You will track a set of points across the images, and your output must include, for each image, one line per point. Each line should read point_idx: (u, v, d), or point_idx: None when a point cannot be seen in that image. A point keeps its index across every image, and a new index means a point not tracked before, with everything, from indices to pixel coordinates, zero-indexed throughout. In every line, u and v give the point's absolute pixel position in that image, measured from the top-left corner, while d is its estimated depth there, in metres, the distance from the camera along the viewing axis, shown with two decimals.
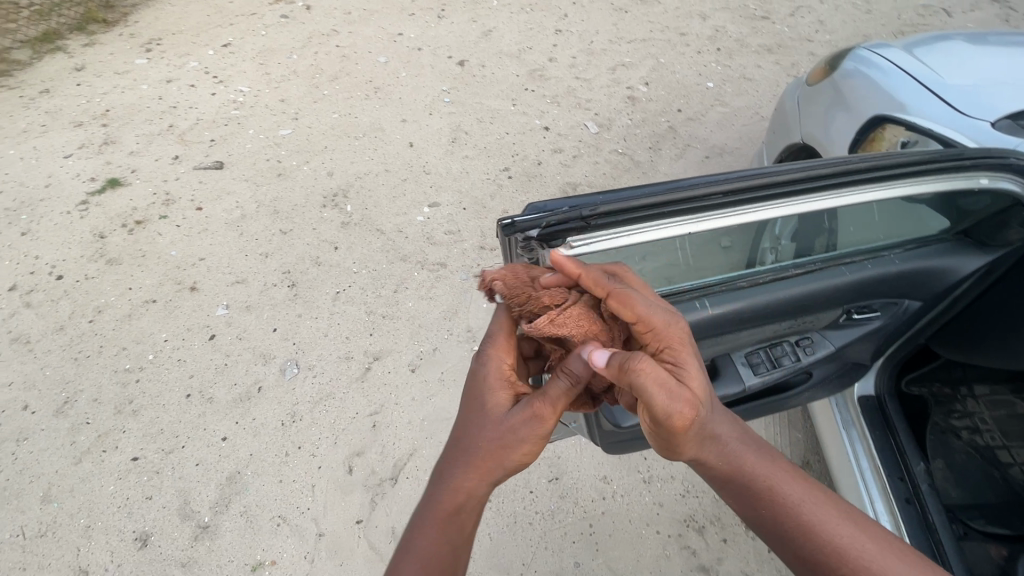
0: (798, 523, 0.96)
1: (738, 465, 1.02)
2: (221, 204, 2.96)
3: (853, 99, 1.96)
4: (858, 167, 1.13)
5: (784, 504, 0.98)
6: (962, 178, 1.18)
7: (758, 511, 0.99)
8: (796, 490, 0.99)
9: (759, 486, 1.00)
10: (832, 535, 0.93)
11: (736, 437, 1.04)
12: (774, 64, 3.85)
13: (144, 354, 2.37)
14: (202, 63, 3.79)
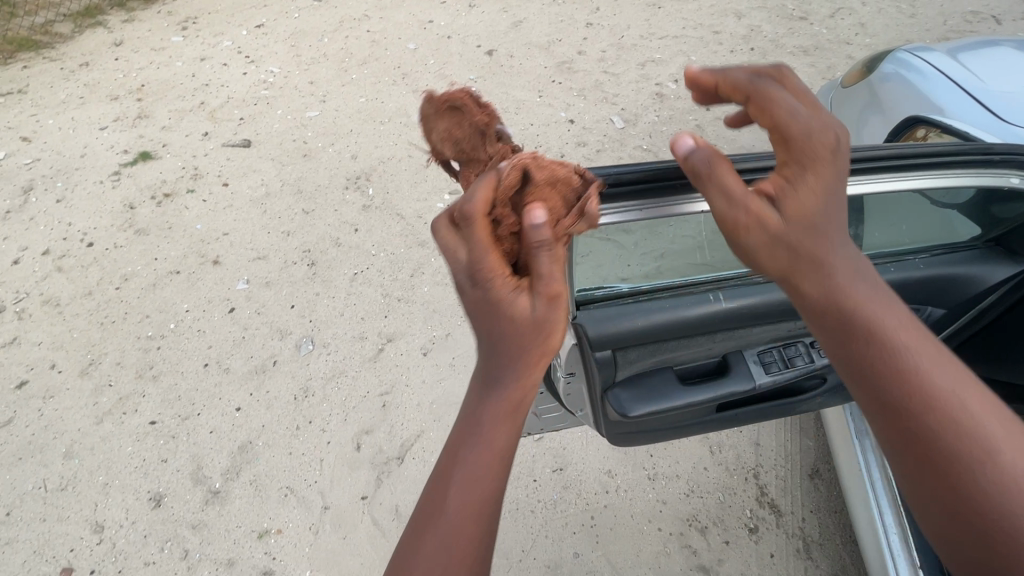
0: (953, 425, 0.71)
1: (887, 335, 0.76)
2: (247, 181, 3.02)
3: (889, 103, 1.90)
4: (885, 152, 1.06)
5: (943, 400, 0.72)
6: (993, 175, 1.11)
7: (894, 396, 0.74)
8: (936, 376, 0.74)
9: (881, 351, 0.76)
10: (1004, 459, 0.69)
11: (884, 301, 0.78)
12: (809, 66, 3.75)
13: (167, 323, 2.45)
14: (235, 43, 3.86)
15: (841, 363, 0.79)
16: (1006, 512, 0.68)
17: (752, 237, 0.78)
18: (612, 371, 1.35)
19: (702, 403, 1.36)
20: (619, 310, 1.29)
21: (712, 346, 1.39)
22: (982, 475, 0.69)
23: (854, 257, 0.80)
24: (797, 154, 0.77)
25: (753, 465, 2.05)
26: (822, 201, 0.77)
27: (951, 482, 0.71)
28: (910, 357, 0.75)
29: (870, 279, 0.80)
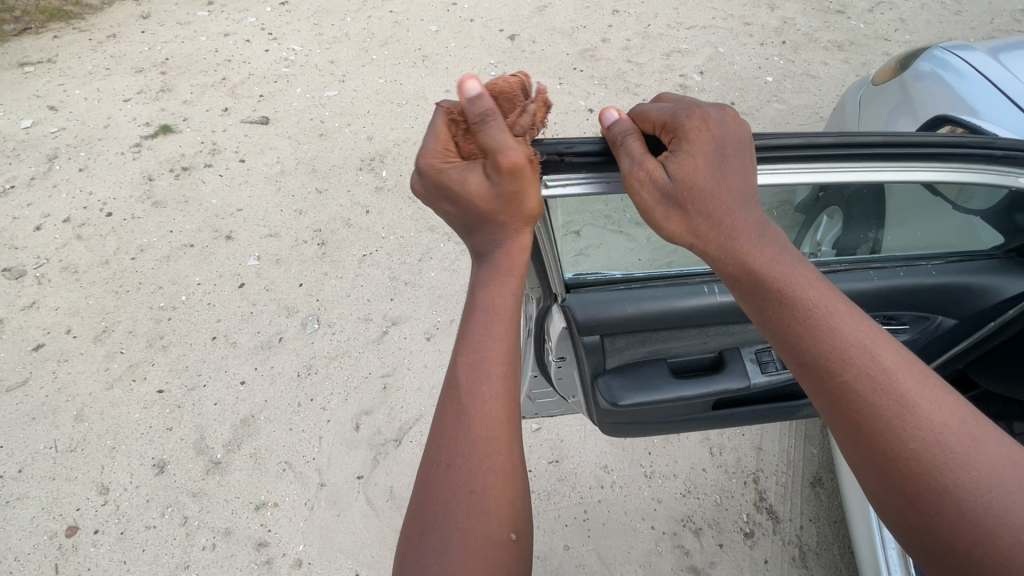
0: (872, 382, 0.68)
1: (801, 292, 0.74)
2: (263, 158, 3.04)
3: (920, 103, 1.81)
4: (889, 137, 0.95)
5: (860, 355, 0.69)
6: (1003, 175, 1.03)
7: (812, 356, 0.71)
8: (854, 328, 0.71)
9: (803, 311, 0.73)
10: (926, 416, 0.65)
11: (798, 261, 0.76)
12: (842, 62, 3.61)
13: (178, 295, 2.49)
14: (259, 19, 3.86)
15: (760, 324, 0.77)
16: (935, 472, 0.63)
17: (646, 196, 0.78)
18: (601, 358, 1.33)
19: (690, 397, 1.35)
20: (611, 297, 1.26)
21: (708, 341, 1.36)
22: (906, 432, 0.65)
23: (763, 218, 0.79)
24: (687, 121, 0.78)
25: (753, 469, 2.01)
26: (721, 161, 0.78)
27: (873, 443, 0.67)
28: (826, 315, 0.72)
29: (784, 241, 0.78)
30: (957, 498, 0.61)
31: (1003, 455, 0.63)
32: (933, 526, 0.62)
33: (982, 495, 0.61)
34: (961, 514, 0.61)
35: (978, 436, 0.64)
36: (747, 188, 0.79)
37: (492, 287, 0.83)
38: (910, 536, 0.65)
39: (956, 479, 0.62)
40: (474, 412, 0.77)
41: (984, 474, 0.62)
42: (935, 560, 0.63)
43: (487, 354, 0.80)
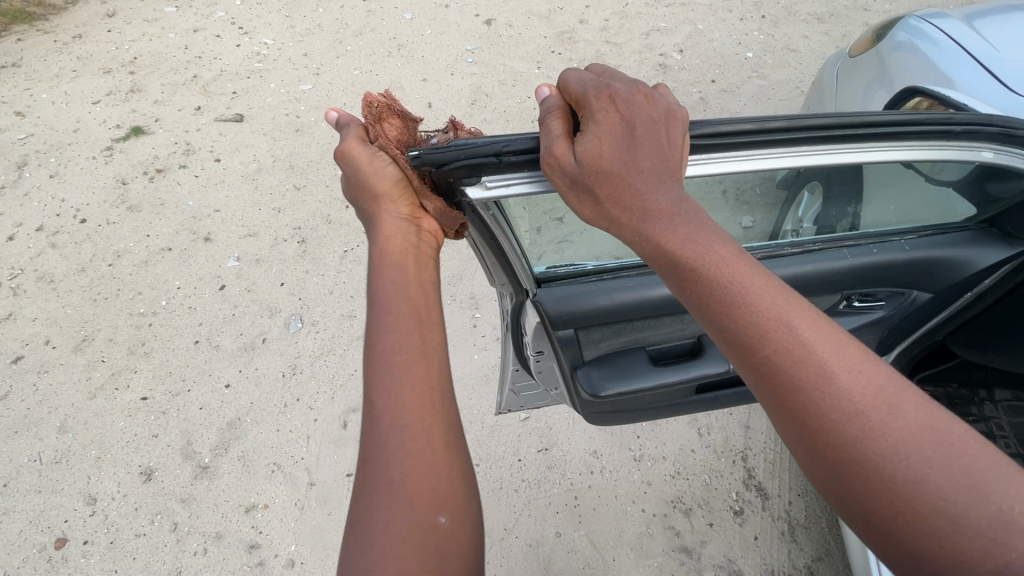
0: (794, 356, 0.68)
1: (716, 265, 0.73)
2: (239, 157, 2.98)
3: (895, 73, 1.79)
4: (838, 118, 0.92)
5: (774, 328, 0.69)
6: (964, 149, 1.00)
7: (730, 332, 0.72)
8: (767, 301, 0.71)
9: (718, 286, 0.72)
10: (844, 384, 0.66)
11: (712, 232, 0.76)
12: (822, 34, 3.57)
13: (158, 300, 2.45)
14: (229, 13, 3.76)
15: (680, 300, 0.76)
16: (855, 441, 0.64)
17: (556, 179, 0.80)
18: (578, 351, 1.33)
19: (672, 384, 1.36)
20: (583, 290, 1.25)
21: (685, 326, 1.36)
22: (828, 407, 0.65)
23: (678, 193, 0.78)
24: (597, 104, 0.82)
25: (742, 448, 2.02)
26: (631, 142, 0.79)
27: (796, 415, 0.67)
28: (741, 290, 0.72)
29: (699, 213, 0.78)
30: (878, 467, 0.62)
31: (926, 420, 0.64)
32: (859, 494, 0.63)
33: (901, 460, 0.62)
34: (891, 488, 0.62)
35: (899, 403, 0.65)
36: (657, 163, 0.79)
37: (400, 269, 0.85)
38: (836, 502, 0.66)
39: (877, 447, 0.63)
40: (395, 394, 0.74)
41: (904, 442, 0.63)
42: (863, 521, 0.64)
43: (404, 333, 0.79)
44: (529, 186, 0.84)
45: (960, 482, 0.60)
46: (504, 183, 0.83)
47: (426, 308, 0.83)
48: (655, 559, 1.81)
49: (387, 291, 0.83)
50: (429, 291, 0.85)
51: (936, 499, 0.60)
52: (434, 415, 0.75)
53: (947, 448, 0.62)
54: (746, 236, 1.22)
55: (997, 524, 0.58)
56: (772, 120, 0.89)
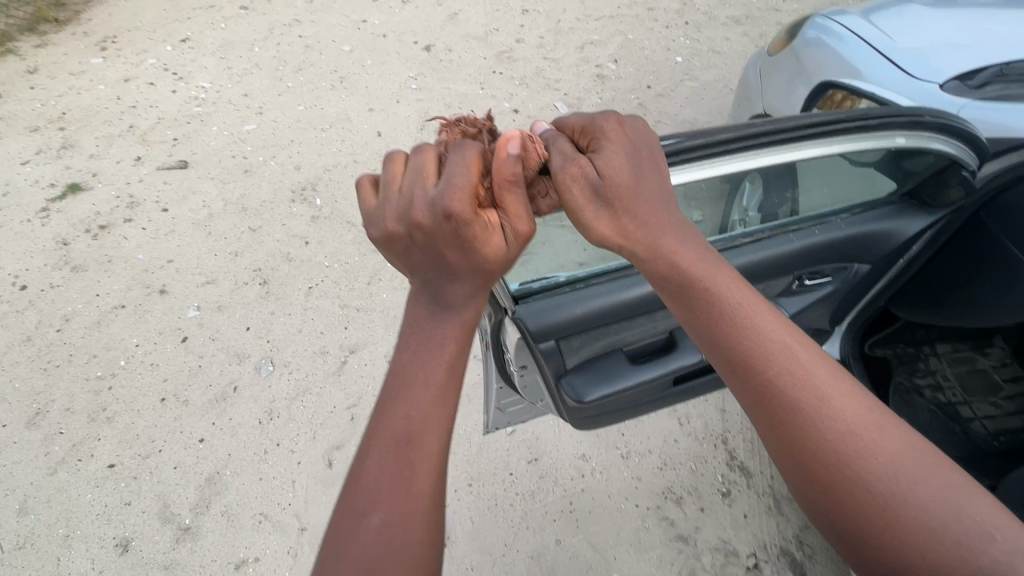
0: (790, 378, 0.80)
1: (725, 296, 0.85)
2: (187, 204, 2.90)
3: (810, 68, 1.95)
4: (759, 128, 1.04)
5: (775, 350, 0.82)
6: (879, 137, 1.10)
7: (739, 360, 0.82)
8: (770, 328, 0.84)
9: (722, 310, 0.85)
10: (836, 403, 0.79)
11: (717, 268, 0.88)
12: (742, 36, 3.82)
13: (115, 361, 2.35)
14: (160, 60, 3.68)
15: (692, 332, 0.88)
16: (851, 459, 0.75)
17: (545, 205, 0.92)
18: (560, 360, 1.35)
19: (651, 379, 1.44)
20: (558, 300, 1.27)
21: (656, 323, 1.40)
22: (818, 422, 0.78)
23: (684, 228, 0.90)
24: (604, 123, 0.88)
25: (721, 432, 2.10)
26: (637, 165, 0.87)
27: (799, 436, 0.78)
28: (745, 317, 0.84)
29: (710, 256, 0.89)
30: (869, 483, 0.74)
31: (897, 438, 0.77)
32: (850, 510, 0.75)
33: (889, 476, 0.74)
34: (871, 498, 0.74)
35: (878, 421, 0.78)
36: (668, 206, 0.89)
37: (449, 340, 0.87)
38: (825, 518, 0.78)
39: (869, 464, 0.75)
40: (417, 465, 0.80)
41: (883, 458, 0.75)
42: (845, 524, 0.75)
43: (440, 410, 0.84)
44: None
45: (939, 499, 0.72)
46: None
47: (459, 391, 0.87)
48: (654, 551, 1.86)
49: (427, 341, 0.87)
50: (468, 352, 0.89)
51: (919, 512, 0.72)
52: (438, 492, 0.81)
53: (925, 467, 0.75)
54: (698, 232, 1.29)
55: (974, 535, 0.70)
56: (708, 133, 1.02)
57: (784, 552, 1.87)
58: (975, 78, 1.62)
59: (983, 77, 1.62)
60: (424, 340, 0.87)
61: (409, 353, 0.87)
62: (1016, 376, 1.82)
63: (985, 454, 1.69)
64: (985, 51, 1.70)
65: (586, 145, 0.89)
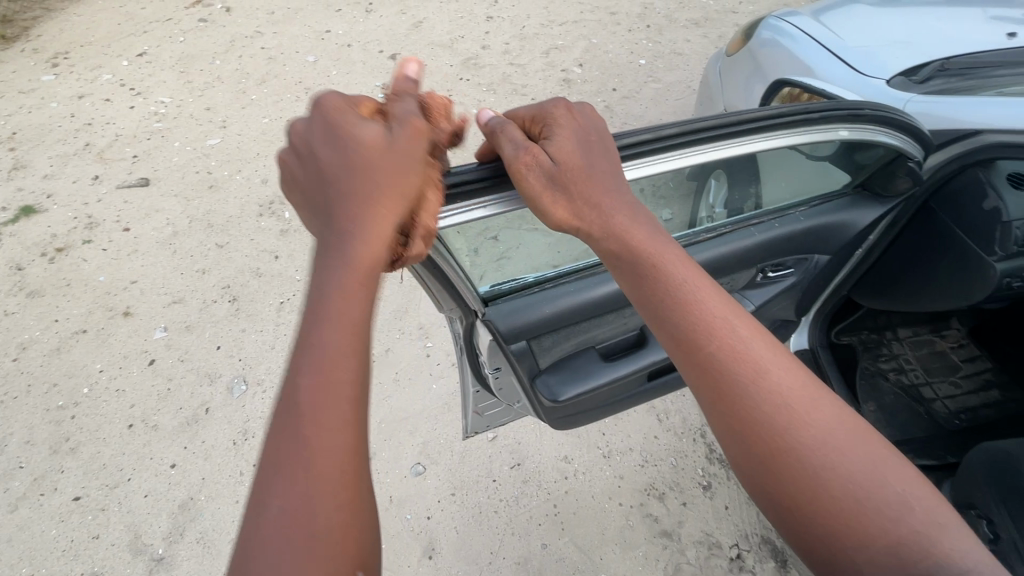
0: (734, 351, 0.82)
1: (672, 273, 0.86)
2: (150, 223, 2.81)
3: (766, 67, 2.01)
4: (710, 123, 1.07)
5: (720, 325, 0.83)
6: (824, 130, 1.14)
7: (682, 332, 0.84)
8: (716, 303, 0.85)
9: (669, 285, 0.86)
10: (776, 377, 0.80)
11: (667, 247, 0.89)
12: (702, 37, 3.91)
13: (78, 389, 2.25)
14: (116, 75, 3.57)
15: (639, 307, 0.89)
16: (786, 432, 0.77)
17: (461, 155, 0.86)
18: (533, 361, 1.37)
19: (625, 376, 1.45)
20: (529, 301, 1.28)
21: (627, 321, 1.42)
22: (759, 394, 0.79)
23: (633, 210, 0.90)
24: (554, 111, 0.92)
25: (699, 425, 2.13)
26: (588, 149, 0.90)
27: (738, 408, 0.79)
28: (692, 292, 0.85)
29: (660, 235, 0.90)
30: (802, 456, 0.75)
31: (832, 415, 0.79)
32: (784, 482, 0.76)
33: (822, 450, 0.75)
34: (804, 469, 0.75)
35: (815, 398, 0.80)
36: (616, 191, 0.91)
37: (345, 293, 0.73)
38: (759, 489, 0.79)
39: (805, 438, 0.76)
40: (321, 439, 0.69)
41: (818, 433, 0.77)
42: (780, 496, 0.76)
43: (341, 377, 0.71)
44: (480, 212, 0.92)
45: (868, 474, 0.74)
46: (444, 215, 0.90)
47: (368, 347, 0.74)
48: (639, 548, 1.87)
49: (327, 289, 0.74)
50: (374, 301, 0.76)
51: (848, 486, 0.73)
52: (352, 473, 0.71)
53: (857, 444, 0.77)
54: (668, 229, 1.32)
55: (896, 508, 0.72)
56: (663, 130, 1.05)
57: (765, 540, 1.90)
58: (919, 74, 1.69)
59: (926, 72, 1.69)
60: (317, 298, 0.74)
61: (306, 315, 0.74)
62: (971, 358, 1.93)
63: (948, 432, 1.77)
64: (927, 48, 1.78)
65: (538, 132, 0.92)
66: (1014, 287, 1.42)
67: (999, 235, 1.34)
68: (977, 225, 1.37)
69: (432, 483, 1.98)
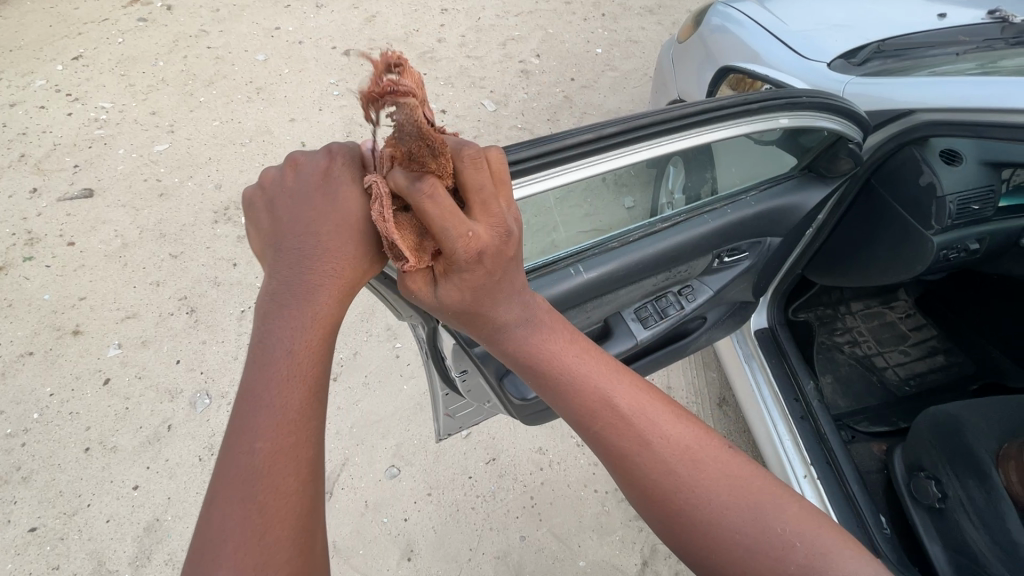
0: (618, 430, 0.84)
1: (554, 365, 0.88)
2: (97, 235, 2.68)
3: (715, 53, 2.05)
4: (651, 119, 1.08)
5: (604, 407, 0.85)
6: (762, 120, 1.16)
7: (573, 417, 0.87)
8: (597, 384, 0.87)
9: (552, 376, 0.88)
10: (661, 446, 0.83)
11: (552, 337, 0.90)
12: (656, 24, 3.94)
13: (28, 415, 2.14)
14: (51, 80, 3.37)
15: (535, 388, 0.91)
16: (673, 495, 0.81)
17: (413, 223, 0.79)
18: (499, 362, 1.36)
19: None
20: None
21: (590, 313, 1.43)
22: (646, 465, 0.82)
23: (523, 310, 0.90)
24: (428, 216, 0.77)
25: None
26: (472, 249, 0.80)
27: (634, 480, 0.83)
28: (576, 380, 0.87)
29: (550, 321, 0.92)
30: (692, 515, 0.80)
31: (718, 468, 0.82)
32: (684, 538, 0.80)
33: (707, 506, 0.79)
34: (698, 527, 0.79)
35: (700, 456, 0.83)
36: (506, 284, 0.86)
37: (302, 353, 0.74)
38: (669, 543, 0.83)
39: (691, 497, 0.80)
40: (268, 494, 0.67)
41: (704, 490, 0.80)
42: (686, 552, 0.81)
43: (296, 439, 0.71)
44: None
45: (750, 520, 0.78)
46: None
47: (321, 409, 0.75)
48: (615, 533, 1.91)
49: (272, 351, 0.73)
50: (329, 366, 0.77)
51: (732, 535, 0.78)
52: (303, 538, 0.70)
53: (738, 492, 0.80)
54: (631, 216, 1.35)
55: (780, 547, 0.77)
56: (604, 128, 1.05)
57: None
58: (857, 56, 1.74)
59: (864, 54, 1.75)
60: (269, 354, 0.73)
61: (246, 378, 0.72)
62: (918, 326, 2.04)
63: (901, 399, 1.85)
64: (864, 30, 1.84)
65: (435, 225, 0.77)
66: (950, 257, 1.49)
67: (934, 208, 1.40)
68: (914, 200, 1.43)
69: (407, 485, 1.97)
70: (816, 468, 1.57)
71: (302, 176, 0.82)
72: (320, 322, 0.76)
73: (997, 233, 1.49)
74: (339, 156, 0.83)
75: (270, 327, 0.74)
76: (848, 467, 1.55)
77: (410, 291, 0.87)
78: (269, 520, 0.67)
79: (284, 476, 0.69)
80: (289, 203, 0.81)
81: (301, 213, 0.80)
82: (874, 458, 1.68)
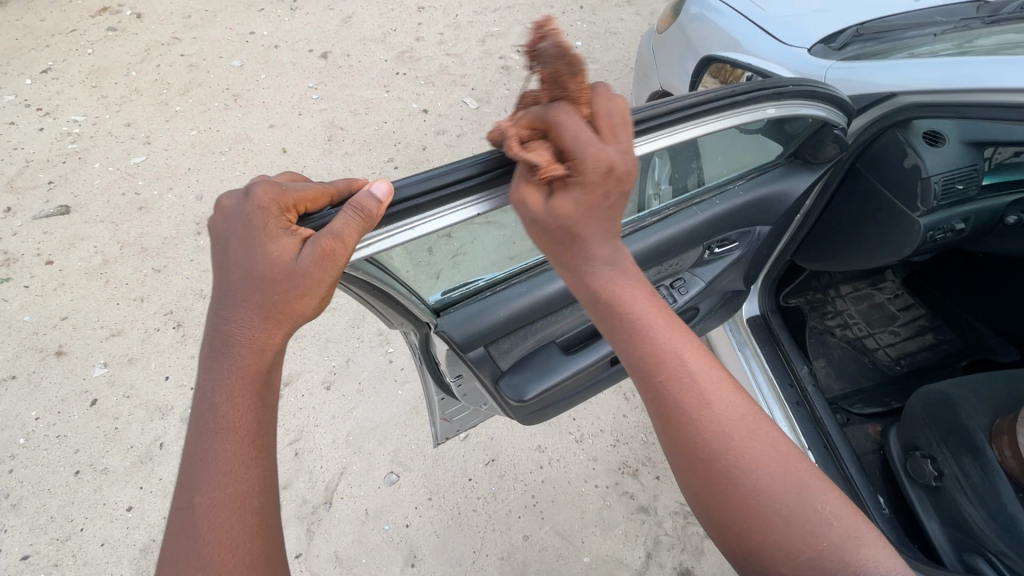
0: (683, 384, 0.83)
1: (630, 308, 0.86)
2: (76, 253, 2.62)
3: (696, 42, 2.04)
4: (638, 115, 1.06)
5: (671, 357, 0.84)
6: (750, 111, 1.15)
7: (640, 359, 0.84)
8: (670, 335, 0.85)
9: (625, 315, 0.85)
10: (719, 410, 0.82)
11: (630, 280, 0.88)
12: (635, 15, 3.93)
13: (14, 440, 2.09)
14: (19, 95, 3.28)
15: (599, 326, 0.89)
16: (725, 460, 0.80)
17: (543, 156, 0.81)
18: (494, 364, 1.35)
19: (585, 367, 1.43)
20: (481, 307, 1.24)
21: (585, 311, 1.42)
22: (703, 427, 0.81)
23: (608, 249, 0.88)
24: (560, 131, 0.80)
25: None
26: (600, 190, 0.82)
27: (684, 438, 0.82)
28: (650, 326, 0.85)
29: (631, 269, 0.89)
30: (741, 484, 0.79)
31: (767, 445, 0.82)
32: (720, 505, 0.80)
33: (753, 477, 0.79)
34: (741, 496, 0.79)
35: (754, 429, 0.83)
36: (609, 220, 0.86)
37: (234, 402, 0.77)
38: (700, 506, 0.83)
39: (740, 466, 0.80)
40: (212, 549, 0.71)
41: (756, 463, 0.80)
42: (722, 522, 0.81)
43: (240, 487, 0.75)
44: (424, 227, 0.88)
45: (795, 497, 0.79)
46: (384, 234, 0.86)
47: (263, 450, 0.78)
48: (618, 527, 1.91)
49: (208, 407, 0.77)
50: (270, 411, 0.81)
51: (773, 508, 0.79)
52: (269, 565, 0.76)
53: (786, 469, 0.81)
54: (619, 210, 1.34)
55: (815, 522, 0.78)
56: None
57: None
58: (836, 40, 1.74)
59: (843, 39, 1.75)
60: (203, 414, 0.77)
61: (189, 440, 0.76)
62: (906, 306, 2.06)
63: (894, 379, 1.88)
64: (842, 15, 1.84)
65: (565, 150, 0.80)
66: (937, 238, 1.51)
67: (919, 189, 1.41)
68: (901, 182, 1.44)
69: (407, 489, 1.95)
70: (815, 453, 1.57)
71: (230, 219, 0.81)
72: (247, 372, 0.79)
73: (981, 211, 1.51)
74: (264, 197, 0.79)
75: (203, 383, 0.79)
76: (845, 451, 1.56)
77: (518, 204, 0.87)
78: (227, 556, 0.72)
79: (229, 526, 0.73)
80: (223, 245, 0.82)
81: (236, 253, 0.79)
82: (870, 439, 1.70)
